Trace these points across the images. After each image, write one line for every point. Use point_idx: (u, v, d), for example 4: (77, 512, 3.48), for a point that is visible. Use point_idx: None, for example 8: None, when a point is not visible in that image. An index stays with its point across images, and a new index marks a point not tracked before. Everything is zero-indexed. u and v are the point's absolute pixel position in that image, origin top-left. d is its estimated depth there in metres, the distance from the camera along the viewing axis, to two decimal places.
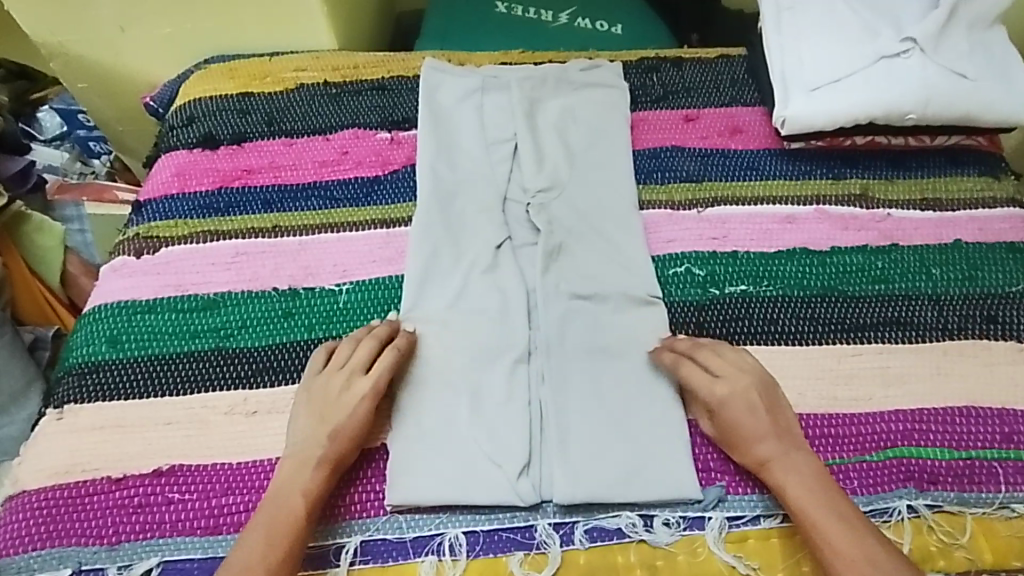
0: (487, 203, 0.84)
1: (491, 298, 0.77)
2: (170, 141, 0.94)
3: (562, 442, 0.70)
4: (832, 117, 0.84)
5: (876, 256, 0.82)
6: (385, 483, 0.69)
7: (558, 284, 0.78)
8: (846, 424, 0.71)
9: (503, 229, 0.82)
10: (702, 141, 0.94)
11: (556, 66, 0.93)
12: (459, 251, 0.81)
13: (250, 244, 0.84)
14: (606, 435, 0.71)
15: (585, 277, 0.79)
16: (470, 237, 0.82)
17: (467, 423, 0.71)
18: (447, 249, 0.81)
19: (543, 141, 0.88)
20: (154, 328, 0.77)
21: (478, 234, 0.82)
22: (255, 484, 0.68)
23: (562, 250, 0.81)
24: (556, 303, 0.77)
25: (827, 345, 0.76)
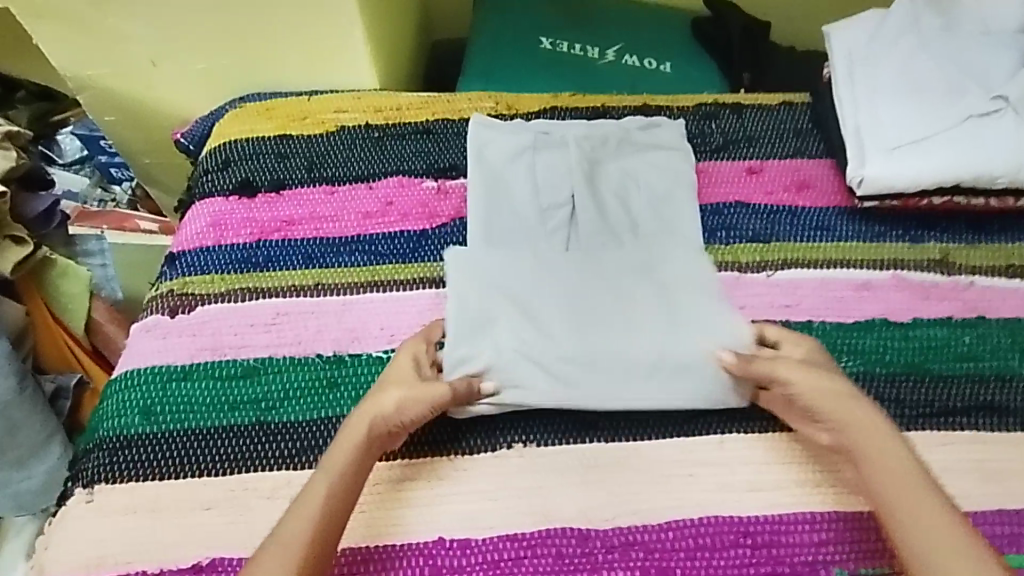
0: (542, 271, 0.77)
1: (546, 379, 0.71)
2: (205, 186, 0.89)
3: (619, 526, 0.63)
4: (915, 179, 0.79)
5: (961, 330, 0.77)
6: None
7: (627, 369, 0.72)
8: None
9: (561, 303, 0.75)
10: (769, 197, 0.88)
11: (618, 126, 0.89)
12: (517, 323, 0.74)
13: (292, 303, 0.78)
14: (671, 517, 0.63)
15: (656, 361, 0.72)
16: (528, 308, 0.75)
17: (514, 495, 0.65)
18: (505, 321, 0.74)
19: (603, 204, 0.83)
20: (189, 398, 0.72)
21: (538, 304, 0.75)
22: None
23: (631, 323, 0.75)
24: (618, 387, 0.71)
25: (916, 432, 0.71)
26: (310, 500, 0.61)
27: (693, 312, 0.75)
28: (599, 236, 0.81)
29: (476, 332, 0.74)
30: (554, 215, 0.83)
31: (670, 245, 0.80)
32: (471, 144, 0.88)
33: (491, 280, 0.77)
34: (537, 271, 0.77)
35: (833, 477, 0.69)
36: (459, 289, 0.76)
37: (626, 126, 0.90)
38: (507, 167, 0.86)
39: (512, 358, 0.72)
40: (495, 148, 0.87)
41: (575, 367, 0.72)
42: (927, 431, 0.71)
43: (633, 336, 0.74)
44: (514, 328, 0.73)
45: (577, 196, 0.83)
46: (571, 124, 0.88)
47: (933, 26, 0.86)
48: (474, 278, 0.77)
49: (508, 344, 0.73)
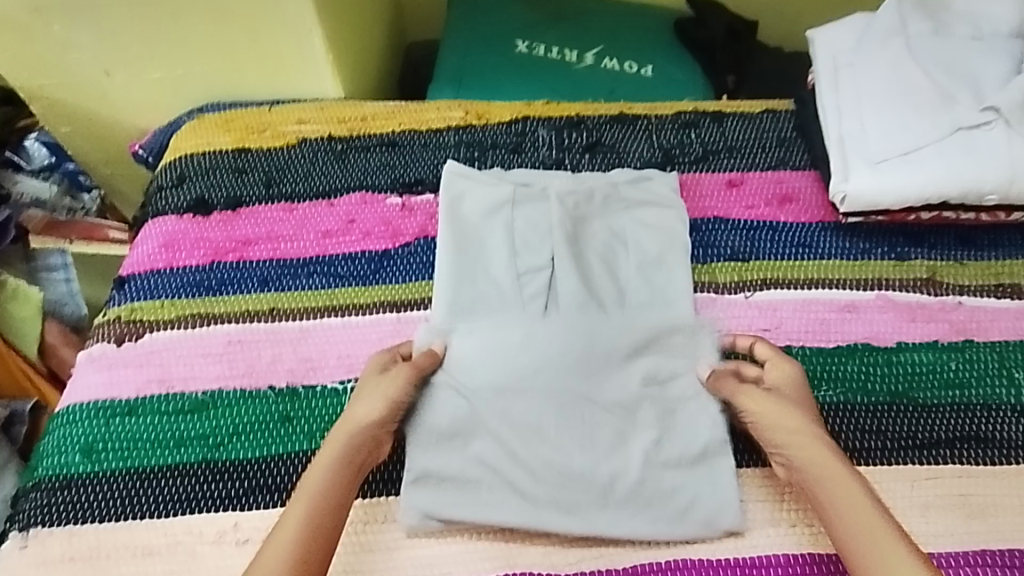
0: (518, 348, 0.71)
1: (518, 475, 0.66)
2: (158, 204, 0.85)
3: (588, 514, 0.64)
4: (901, 196, 0.75)
5: (948, 354, 0.73)
6: None
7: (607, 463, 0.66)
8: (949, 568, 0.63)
9: (537, 386, 0.70)
10: (749, 211, 0.84)
11: (605, 180, 0.84)
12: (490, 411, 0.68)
13: (245, 330, 0.75)
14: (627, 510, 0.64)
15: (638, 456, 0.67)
16: (501, 392, 0.69)
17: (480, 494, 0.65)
18: (477, 407, 0.69)
19: (586, 268, 0.77)
20: (134, 435, 0.68)
21: (516, 385, 0.70)
22: None
23: (613, 406, 0.69)
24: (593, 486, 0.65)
25: (898, 466, 0.68)
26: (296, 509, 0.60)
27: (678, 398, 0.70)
28: (580, 304, 0.74)
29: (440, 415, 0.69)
30: (531, 280, 0.77)
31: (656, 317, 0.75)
32: (443, 195, 0.82)
33: (459, 357, 0.72)
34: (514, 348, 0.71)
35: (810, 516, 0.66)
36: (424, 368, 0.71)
37: (614, 179, 0.84)
38: (480, 222, 0.81)
39: (480, 447, 0.67)
40: (471, 202, 0.81)
41: (551, 461, 0.66)
42: (911, 465, 0.68)
43: (615, 420, 0.68)
44: (485, 416, 0.68)
45: (557, 260, 0.77)
46: (554, 177, 0.83)
47: (923, 31, 0.82)
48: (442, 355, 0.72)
49: (480, 433, 0.68)
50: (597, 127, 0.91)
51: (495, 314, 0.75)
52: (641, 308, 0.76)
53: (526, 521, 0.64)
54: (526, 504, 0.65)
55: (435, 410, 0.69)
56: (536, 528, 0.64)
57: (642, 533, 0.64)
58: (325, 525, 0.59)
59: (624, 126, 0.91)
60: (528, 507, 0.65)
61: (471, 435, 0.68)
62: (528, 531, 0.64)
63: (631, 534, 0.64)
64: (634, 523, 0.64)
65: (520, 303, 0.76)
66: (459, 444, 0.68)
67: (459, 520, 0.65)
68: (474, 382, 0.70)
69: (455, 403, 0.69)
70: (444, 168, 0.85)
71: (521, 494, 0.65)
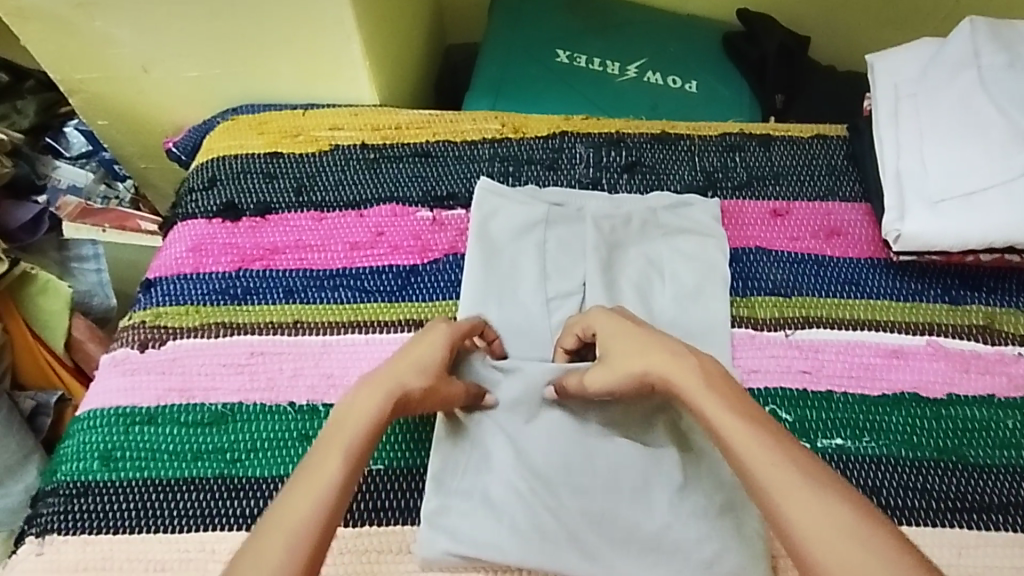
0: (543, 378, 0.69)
1: (534, 512, 0.63)
2: (188, 206, 0.84)
3: (606, 550, 0.62)
4: (961, 237, 0.71)
5: (1005, 412, 0.69)
6: None
7: (632, 508, 0.63)
8: None
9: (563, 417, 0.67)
10: (794, 243, 0.80)
11: (643, 204, 0.81)
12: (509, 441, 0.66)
13: (268, 342, 0.74)
14: (654, 551, 0.62)
15: (664, 499, 0.64)
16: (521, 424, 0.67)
17: (497, 528, 0.62)
18: (495, 439, 0.66)
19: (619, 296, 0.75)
20: (152, 444, 0.68)
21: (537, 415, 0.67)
22: None
23: (639, 445, 0.66)
24: (612, 526, 0.63)
25: (943, 530, 0.64)
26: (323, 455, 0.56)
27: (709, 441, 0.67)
28: None
29: (462, 444, 0.67)
30: (560, 307, 0.75)
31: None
32: (476, 212, 0.80)
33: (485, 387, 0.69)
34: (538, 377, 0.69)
35: None
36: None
37: (653, 204, 0.81)
38: (512, 243, 0.78)
39: (502, 481, 0.64)
40: (503, 220, 0.79)
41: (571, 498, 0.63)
42: (958, 529, 0.64)
43: (642, 463, 0.65)
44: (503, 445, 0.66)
45: (589, 287, 0.74)
46: (590, 198, 0.80)
47: (998, 63, 0.76)
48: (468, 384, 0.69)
49: (498, 463, 0.65)
50: (636, 146, 0.88)
51: (523, 343, 0.73)
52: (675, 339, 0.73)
53: (540, 562, 0.61)
54: (546, 547, 0.61)
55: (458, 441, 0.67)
56: (550, 569, 0.61)
57: None
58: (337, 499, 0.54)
59: (666, 146, 0.88)
60: (550, 550, 0.61)
61: (492, 467, 0.65)
62: (539, 567, 0.61)
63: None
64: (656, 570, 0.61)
65: (548, 331, 0.73)
66: (479, 473, 0.65)
67: (472, 554, 0.62)
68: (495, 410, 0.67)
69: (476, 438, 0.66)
70: (478, 183, 0.83)
71: (540, 533, 0.62)
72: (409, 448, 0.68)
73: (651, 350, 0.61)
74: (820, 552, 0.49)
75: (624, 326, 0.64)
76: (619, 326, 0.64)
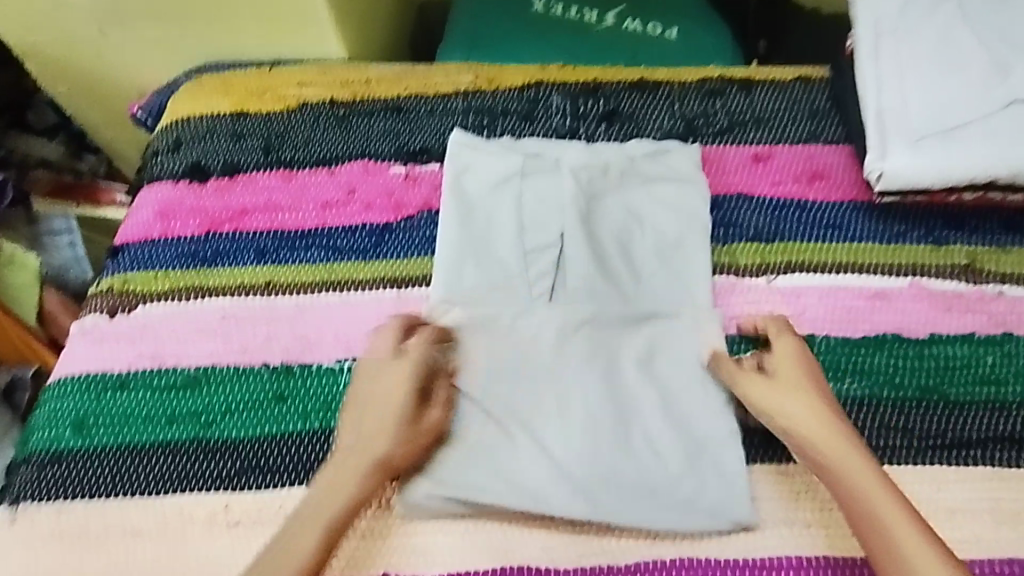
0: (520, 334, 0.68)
1: (515, 455, 0.63)
2: (154, 169, 0.82)
3: (592, 489, 0.61)
4: (943, 174, 0.69)
5: (986, 348, 0.69)
6: None
7: (616, 447, 0.63)
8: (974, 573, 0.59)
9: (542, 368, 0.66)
10: (776, 188, 0.78)
11: (622, 153, 0.78)
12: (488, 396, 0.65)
13: (240, 304, 0.72)
14: (640, 485, 0.62)
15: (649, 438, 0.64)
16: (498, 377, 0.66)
17: (482, 476, 0.62)
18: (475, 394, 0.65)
19: (599, 247, 0.73)
20: (125, 410, 0.67)
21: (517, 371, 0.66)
22: None
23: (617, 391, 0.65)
24: (599, 464, 0.62)
25: (924, 467, 0.63)
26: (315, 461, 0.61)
27: (686, 383, 0.66)
28: (590, 286, 0.70)
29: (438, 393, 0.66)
30: (539, 259, 0.73)
31: (665, 296, 0.71)
32: (450, 166, 0.78)
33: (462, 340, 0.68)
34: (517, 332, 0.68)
35: (826, 517, 0.61)
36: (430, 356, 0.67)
37: (631, 151, 0.79)
38: (488, 195, 0.76)
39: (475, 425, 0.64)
40: (478, 172, 0.77)
41: (556, 442, 0.63)
42: (939, 466, 0.64)
43: (618, 405, 0.65)
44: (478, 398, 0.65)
45: (567, 237, 0.73)
46: (567, 147, 0.78)
47: None
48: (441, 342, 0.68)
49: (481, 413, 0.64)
50: (614, 95, 0.85)
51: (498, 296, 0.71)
52: (657, 287, 0.71)
53: (524, 505, 0.61)
54: (524, 484, 0.61)
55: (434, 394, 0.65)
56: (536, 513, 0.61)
57: (653, 519, 0.60)
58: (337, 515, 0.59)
59: (645, 94, 0.85)
60: (531, 493, 0.61)
61: (469, 417, 0.64)
62: (528, 512, 0.61)
63: (633, 521, 0.60)
64: (644, 506, 0.61)
65: (525, 284, 0.71)
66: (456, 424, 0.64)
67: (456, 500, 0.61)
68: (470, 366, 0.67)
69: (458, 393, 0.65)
70: (451, 135, 0.81)
71: (519, 472, 0.62)
72: None
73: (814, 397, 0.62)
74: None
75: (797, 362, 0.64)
76: (799, 356, 0.64)
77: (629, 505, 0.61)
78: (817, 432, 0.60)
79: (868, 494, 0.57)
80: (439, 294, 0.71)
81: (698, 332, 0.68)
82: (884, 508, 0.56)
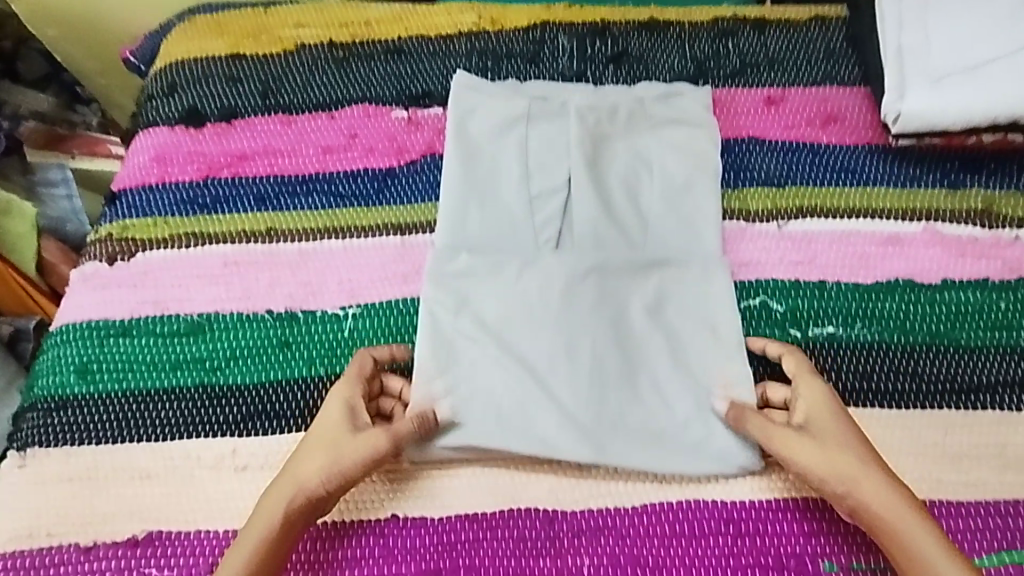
0: (526, 283, 0.66)
1: (520, 399, 0.62)
2: (149, 114, 0.79)
3: (598, 433, 0.61)
4: (964, 115, 0.67)
5: (999, 294, 0.68)
6: (377, 560, 0.58)
7: (623, 391, 0.63)
8: (977, 515, 0.59)
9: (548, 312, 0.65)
10: (788, 132, 0.76)
11: (630, 95, 0.76)
12: (493, 340, 0.64)
13: (241, 251, 0.71)
14: (645, 428, 0.62)
15: (657, 382, 0.63)
16: (503, 323, 0.65)
17: (487, 420, 0.61)
18: (478, 340, 0.64)
19: (606, 192, 0.71)
20: (129, 356, 0.66)
21: (522, 316, 0.65)
22: (212, 558, 0.58)
23: (624, 336, 0.65)
24: (606, 407, 0.62)
25: (932, 412, 0.63)
26: (283, 483, 0.57)
27: (694, 328, 0.66)
28: (596, 232, 0.69)
29: (441, 338, 0.65)
30: (545, 205, 0.71)
31: (674, 242, 0.70)
32: (453, 109, 0.75)
33: (466, 285, 0.67)
34: (522, 278, 0.66)
35: None
36: (434, 301, 0.66)
37: (640, 93, 0.76)
38: (492, 138, 0.74)
39: (480, 370, 0.63)
40: (482, 115, 0.75)
41: (562, 385, 0.62)
42: (946, 411, 0.63)
43: (625, 350, 0.64)
44: (483, 343, 0.64)
45: (574, 181, 0.71)
46: (574, 90, 0.76)
47: None
48: (445, 287, 0.67)
49: (487, 357, 0.64)
50: (623, 35, 0.82)
51: (504, 241, 0.70)
52: (665, 234, 0.70)
53: (530, 448, 0.60)
54: (531, 429, 0.61)
55: (439, 339, 0.64)
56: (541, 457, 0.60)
57: (661, 463, 0.60)
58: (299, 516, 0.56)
59: (654, 34, 0.82)
60: (538, 438, 0.61)
61: (474, 364, 0.63)
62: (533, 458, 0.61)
63: (639, 466, 0.60)
64: (652, 449, 0.61)
65: (531, 230, 0.70)
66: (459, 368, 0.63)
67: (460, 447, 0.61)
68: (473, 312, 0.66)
69: (463, 338, 0.65)
70: (455, 77, 0.78)
71: (526, 417, 0.61)
72: None
73: (859, 449, 0.57)
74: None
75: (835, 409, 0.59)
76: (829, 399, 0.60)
77: (636, 449, 0.60)
78: (828, 437, 0.57)
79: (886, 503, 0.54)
80: (442, 240, 0.69)
81: (705, 277, 0.67)
82: (898, 513, 0.54)
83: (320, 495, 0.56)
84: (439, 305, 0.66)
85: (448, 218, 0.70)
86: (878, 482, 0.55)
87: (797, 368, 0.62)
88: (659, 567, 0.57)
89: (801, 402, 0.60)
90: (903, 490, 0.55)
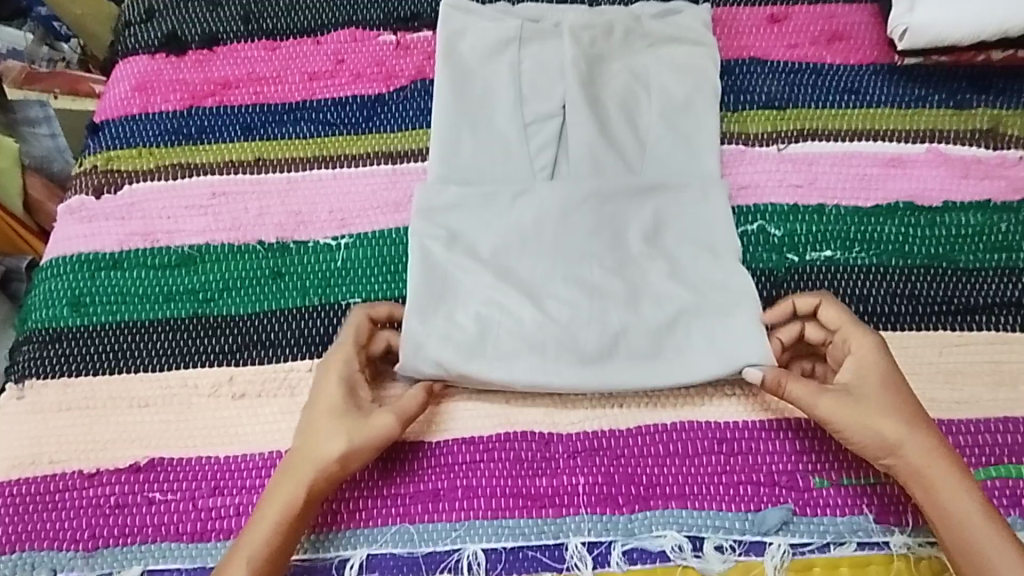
0: (522, 214, 0.65)
1: (518, 326, 0.61)
2: (127, 41, 0.76)
3: (599, 357, 0.61)
4: (975, 28, 0.65)
5: (1001, 215, 0.67)
6: (378, 486, 0.59)
7: (623, 316, 0.62)
8: (969, 432, 0.60)
9: (544, 241, 0.64)
10: (791, 51, 0.73)
11: (625, 15, 0.73)
12: (486, 271, 0.63)
13: (229, 181, 0.69)
14: (646, 350, 0.61)
15: (660, 304, 0.62)
16: (499, 253, 0.64)
17: (488, 347, 0.61)
18: (472, 269, 0.63)
19: (604, 116, 0.69)
20: (122, 288, 0.66)
21: (518, 246, 0.64)
22: (216, 482, 0.59)
23: (621, 262, 0.64)
24: (607, 329, 0.61)
25: (927, 333, 0.63)
26: (300, 462, 0.56)
27: (695, 248, 0.65)
28: (593, 157, 0.67)
29: (436, 266, 0.63)
30: (539, 132, 0.69)
31: (672, 167, 0.68)
32: (442, 31, 0.72)
33: (457, 220, 0.65)
34: (517, 209, 0.65)
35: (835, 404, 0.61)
36: (424, 235, 0.64)
37: (636, 13, 0.73)
38: (484, 63, 0.71)
39: (476, 299, 0.62)
40: (471, 39, 0.72)
41: (562, 312, 0.62)
42: (943, 331, 0.63)
43: (625, 272, 0.63)
44: (478, 272, 0.63)
45: (569, 106, 0.69)
46: (567, 11, 0.73)
47: None
48: (435, 219, 0.65)
49: (485, 287, 0.62)
50: None
51: (496, 168, 0.68)
52: (663, 159, 0.68)
53: (530, 377, 0.60)
54: (532, 344, 0.61)
55: (432, 272, 0.63)
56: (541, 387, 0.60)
57: (658, 385, 0.60)
58: (313, 498, 0.55)
59: None
60: (539, 359, 0.60)
61: (472, 293, 0.63)
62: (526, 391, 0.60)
63: (635, 385, 0.60)
64: (654, 372, 0.60)
65: (525, 157, 0.68)
66: (453, 295, 0.63)
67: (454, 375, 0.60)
68: (468, 241, 0.65)
69: (460, 265, 0.63)
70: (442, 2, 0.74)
71: (528, 332, 0.61)
72: (388, 278, 0.66)
73: (902, 411, 0.55)
74: (960, 524, 0.52)
75: (879, 371, 0.57)
76: (880, 359, 0.58)
77: (635, 373, 0.60)
78: (866, 385, 0.57)
79: (917, 454, 0.54)
80: (433, 172, 0.68)
81: (703, 199, 0.66)
82: (922, 459, 0.54)
83: (330, 480, 0.55)
84: (431, 238, 0.64)
85: (439, 151, 0.68)
86: (919, 443, 0.54)
87: (844, 321, 0.59)
88: (653, 485, 0.58)
89: (852, 356, 0.58)
90: (947, 452, 0.54)
